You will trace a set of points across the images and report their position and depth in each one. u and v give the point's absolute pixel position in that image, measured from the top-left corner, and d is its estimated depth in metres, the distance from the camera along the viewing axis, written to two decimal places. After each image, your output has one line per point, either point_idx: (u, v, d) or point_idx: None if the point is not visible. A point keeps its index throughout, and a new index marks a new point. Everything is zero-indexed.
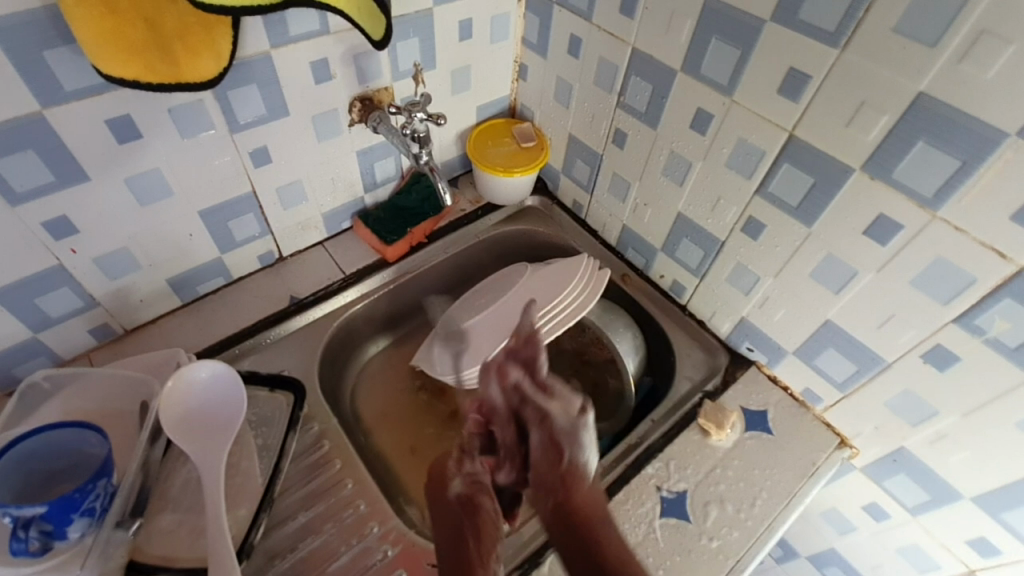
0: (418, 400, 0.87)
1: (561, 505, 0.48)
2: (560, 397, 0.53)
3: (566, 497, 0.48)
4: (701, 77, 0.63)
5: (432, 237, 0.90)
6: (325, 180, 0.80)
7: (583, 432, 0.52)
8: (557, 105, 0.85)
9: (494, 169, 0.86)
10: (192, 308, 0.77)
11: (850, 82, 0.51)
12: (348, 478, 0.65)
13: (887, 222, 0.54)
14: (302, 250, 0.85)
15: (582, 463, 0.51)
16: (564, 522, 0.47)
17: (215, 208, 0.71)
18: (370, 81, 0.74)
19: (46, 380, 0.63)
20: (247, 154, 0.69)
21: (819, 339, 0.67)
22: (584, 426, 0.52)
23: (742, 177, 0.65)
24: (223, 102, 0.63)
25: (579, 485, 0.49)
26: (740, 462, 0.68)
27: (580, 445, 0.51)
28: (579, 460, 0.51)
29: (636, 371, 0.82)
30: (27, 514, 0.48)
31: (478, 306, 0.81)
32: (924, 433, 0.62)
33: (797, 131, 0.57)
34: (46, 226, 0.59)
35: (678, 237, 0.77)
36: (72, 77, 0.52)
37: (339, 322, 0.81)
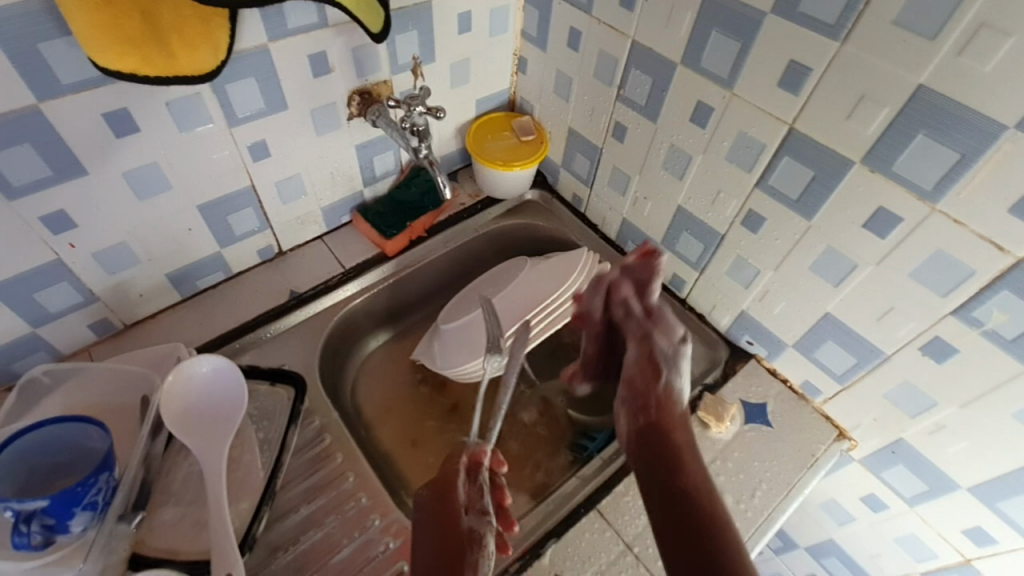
0: (419, 393, 0.87)
1: (651, 424, 0.53)
2: (665, 325, 0.60)
3: (657, 418, 0.53)
4: (702, 70, 0.63)
5: (432, 231, 0.89)
6: (324, 174, 0.79)
7: (681, 359, 0.58)
8: (557, 98, 0.85)
9: (494, 162, 0.86)
10: (192, 303, 0.77)
11: (851, 75, 0.51)
12: (350, 471, 0.66)
13: (887, 215, 0.55)
14: (302, 245, 0.85)
15: (675, 385, 0.56)
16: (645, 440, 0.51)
17: (214, 202, 0.71)
18: (368, 74, 0.73)
19: (46, 375, 0.63)
20: (246, 148, 0.69)
21: (818, 332, 0.67)
22: (683, 354, 0.58)
23: (742, 170, 0.65)
24: (221, 96, 0.63)
25: (671, 410, 0.53)
26: (740, 454, 0.69)
27: (677, 366, 0.57)
28: (674, 384, 0.56)
29: None
30: (29, 508, 0.48)
31: (477, 300, 0.81)
32: (923, 424, 0.63)
33: (798, 124, 0.57)
34: (45, 220, 0.59)
35: (678, 231, 0.77)
36: (68, 71, 0.52)
37: (339, 317, 0.81)
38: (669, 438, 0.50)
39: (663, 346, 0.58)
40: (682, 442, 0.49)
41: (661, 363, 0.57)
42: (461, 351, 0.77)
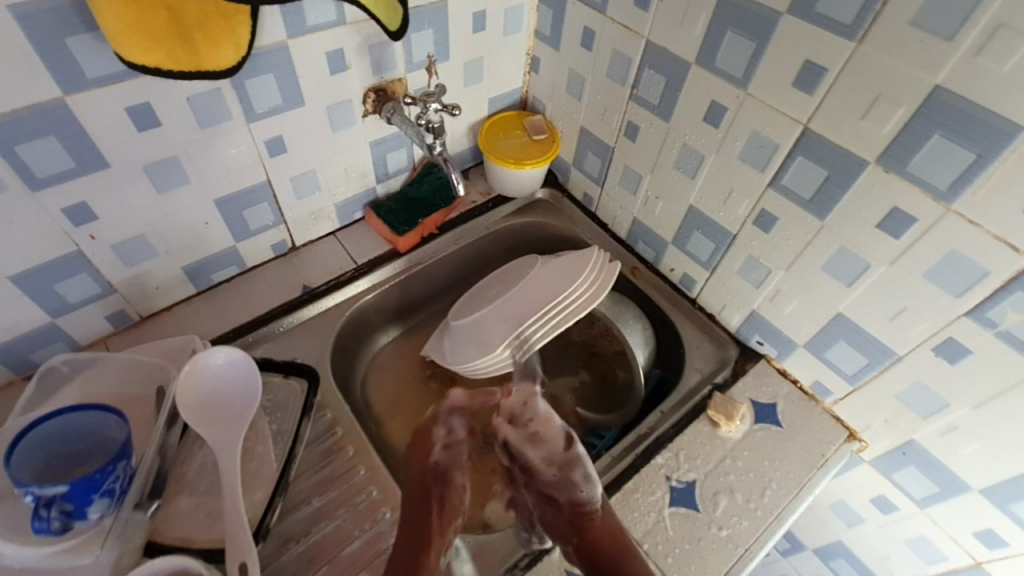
0: (429, 388, 0.88)
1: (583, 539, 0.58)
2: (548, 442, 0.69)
3: (586, 535, 0.59)
4: (717, 70, 0.63)
5: (443, 228, 0.90)
6: (338, 171, 0.80)
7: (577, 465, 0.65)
8: (569, 97, 0.85)
9: (505, 161, 0.87)
10: (207, 296, 0.78)
11: (867, 74, 0.51)
12: (360, 464, 0.66)
13: (901, 215, 0.55)
14: (315, 240, 0.86)
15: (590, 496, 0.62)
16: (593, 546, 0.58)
17: (230, 197, 0.71)
18: (384, 72, 0.74)
19: (65, 364, 0.63)
20: (263, 143, 0.70)
21: (830, 332, 0.67)
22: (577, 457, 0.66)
23: (756, 170, 0.65)
24: (241, 92, 0.64)
25: (591, 523, 0.60)
26: (750, 453, 0.69)
27: (576, 483, 0.64)
28: (580, 500, 0.62)
29: (645, 363, 0.83)
30: (50, 493, 0.49)
31: (489, 297, 0.82)
32: (934, 425, 0.63)
33: (812, 124, 0.57)
34: (67, 211, 0.60)
35: (689, 230, 0.78)
36: (93, 64, 0.53)
37: (351, 312, 0.82)
38: (595, 544, 0.58)
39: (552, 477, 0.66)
40: (599, 540, 0.58)
41: (562, 486, 0.65)
42: (472, 346, 0.77)
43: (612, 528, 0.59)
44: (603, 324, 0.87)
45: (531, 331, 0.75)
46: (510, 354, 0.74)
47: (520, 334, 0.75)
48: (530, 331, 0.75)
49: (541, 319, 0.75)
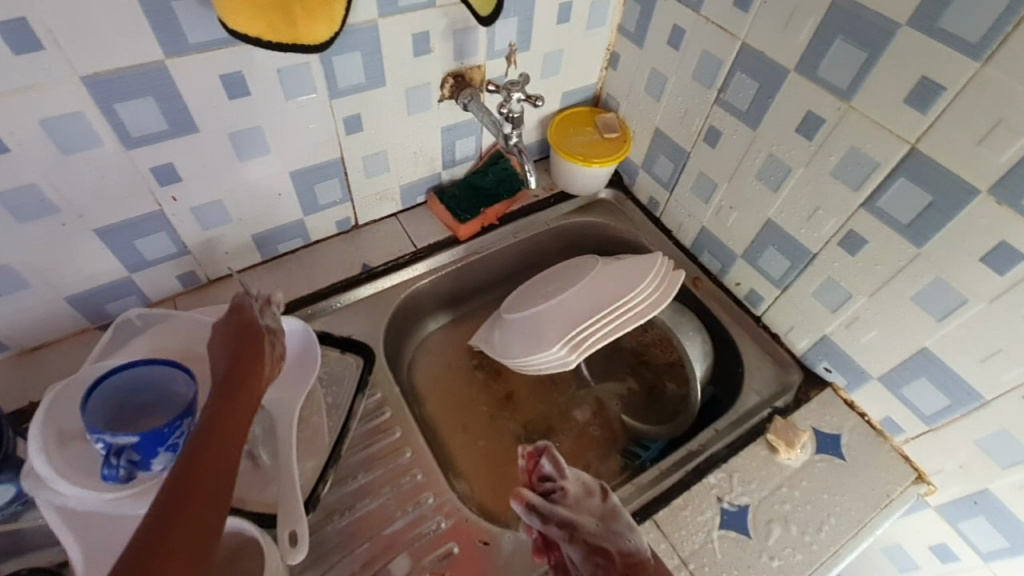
0: (475, 377, 0.88)
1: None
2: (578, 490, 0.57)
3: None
4: (817, 80, 0.60)
5: (504, 220, 0.89)
6: (408, 153, 0.80)
7: (620, 518, 0.54)
8: (647, 97, 0.83)
9: (574, 157, 0.85)
10: (272, 265, 0.79)
11: (991, 97, 0.48)
12: (407, 447, 0.67)
13: (1011, 251, 0.51)
14: (378, 220, 0.86)
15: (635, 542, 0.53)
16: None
17: (304, 170, 0.72)
18: (465, 57, 0.73)
19: (139, 318, 0.67)
20: (341, 119, 0.70)
21: (909, 367, 0.63)
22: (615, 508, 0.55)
23: (848, 188, 0.61)
24: (327, 67, 0.64)
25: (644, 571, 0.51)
26: (807, 484, 0.66)
27: (620, 532, 0.53)
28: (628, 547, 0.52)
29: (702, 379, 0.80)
30: (121, 443, 0.50)
31: (544, 294, 0.80)
32: (1015, 477, 0.58)
33: (921, 145, 0.54)
34: (154, 171, 0.62)
35: (763, 244, 0.74)
36: (195, 30, 0.54)
37: (406, 295, 0.82)
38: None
39: (594, 526, 0.54)
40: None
41: (609, 537, 0.53)
42: (526, 342, 0.76)
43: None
44: (659, 332, 0.86)
45: (588, 333, 0.73)
46: (566, 354, 0.72)
47: (577, 335, 0.73)
48: (587, 333, 0.73)
49: (600, 322, 0.74)
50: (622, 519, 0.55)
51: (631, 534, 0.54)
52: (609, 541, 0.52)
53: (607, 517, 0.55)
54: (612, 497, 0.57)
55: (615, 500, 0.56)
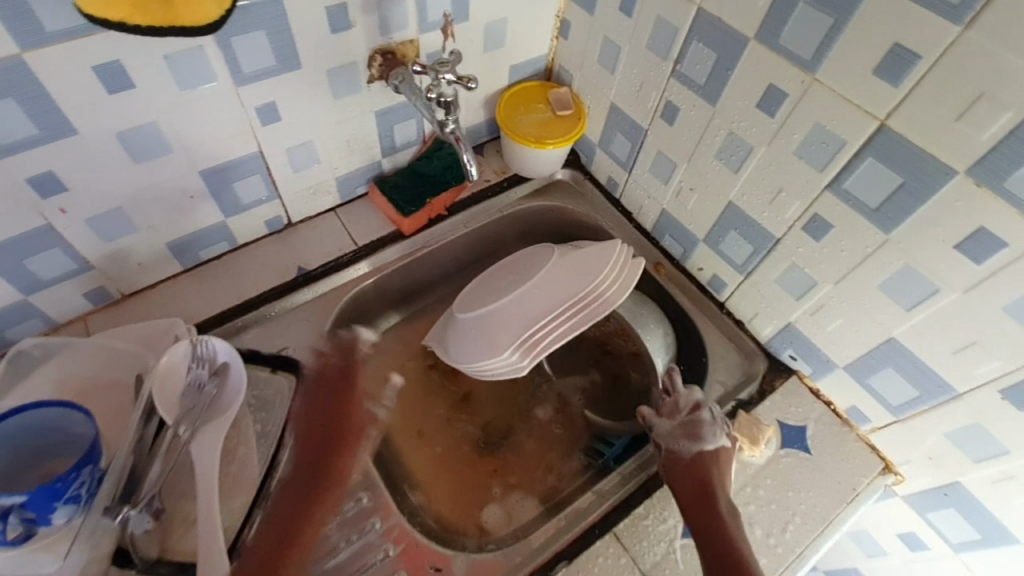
0: (431, 378, 0.83)
1: (688, 471, 0.59)
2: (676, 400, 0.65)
3: (693, 472, 0.59)
4: (780, 49, 0.53)
5: (453, 209, 0.83)
6: (340, 142, 0.72)
7: (700, 424, 0.62)
8: (601, 70, 0.76)
9: (524, 139, 0.79)
10: (196, 274, 0.72)
11: (971, 67, 0.42)
12: (351, 468, 0.62)
13: (987, 238, 0.46)
14: (314, 216, 0.79)
15: (703, 447, 0.61)
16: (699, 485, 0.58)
17: (218, 168, 0.64)
18: (393, 32, 0.65)
19: (36, 346, 0.58)
20: (254, 109, 0.62)
21: (876, 357, 0.60)
22: (702, 420, 0.62)
23: (812, 169, 0.56)
24: (227, 50, 0.55)
25: (701, 465, 0.60)
26: (773, 482, 0.63)
27: (696, 436, 0.62)
28: (695, 450, 0.61)
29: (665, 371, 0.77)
30: (6, 503, 0.44)
31: (498, 289, 0.75)
32: (988, 471, 0.56)
33: (891, 121, 0.48)
34: (33, 181, 0.53)
35: (725, 228, 0.69)
36: (50, 14, 0.45)
37: (348, 298, 0.75)
38: (691, 485, 0.58)
39: (671, 428, 0.63)
40: (698, 480, 0.59)
41: (676, 437, 0.62)
42: (477, 344, 0.71)
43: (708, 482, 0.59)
44: (619, 322, 0.81)
45: (542, 333, 0.69)
46: (518, 359, 0.68)
47: (530, 338, 0.69)
48: (541, 334, 0.69)
49: (556, 320, 0.69)
50: (699, 428, 0.62)
51: (693, 443, 0.61)
52: (674, 442, 0.62)
53: (684, 427, 0.62)
54: (702, 412, 0.63)
55: (706, 413, 0.63)
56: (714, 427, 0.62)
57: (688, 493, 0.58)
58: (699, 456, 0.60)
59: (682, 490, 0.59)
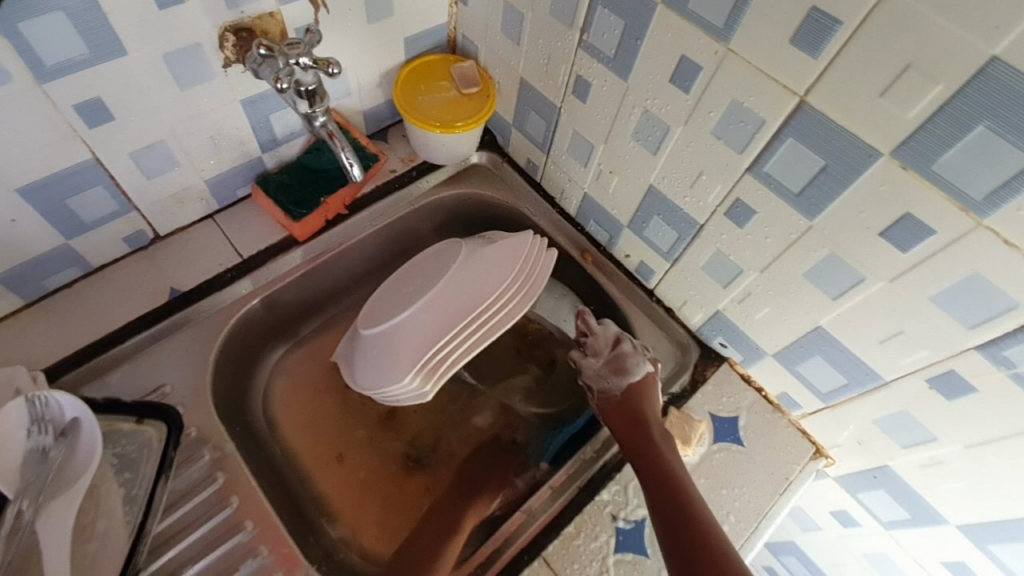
0: (348, 396, 0.75)
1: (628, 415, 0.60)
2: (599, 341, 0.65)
3: (632, 414, 0.60)
4: (690, 15, 0.46)
5: (354, 206, 0.73)
6: (202, 140, 0.61)
7: (623, 359, 0.63)
8: (505, 39, 0.67)
9: (427, 123, 0.70)
10: (41, 307, 0.61)
11: (894, 34, 0.36)
12: (249, 520, 0.55)
13: (913, 225, 0.42)
14: (186, 226, 0.68)
15: (634, 380, 0.62)
16: (639, 426, 0.58)
17: (39, 184, 0.53)
18: (244, 4, 0.53)
19: None
20: (71, 109, 0.50)
21: (805, 346, 0.57)
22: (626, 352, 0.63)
23: (732, 151, 0.51)
24: (10, 37, 0.43)
25: (639, 403, 0.60)
26: (706, 481, 0.60)
27: (625, 370, 0.62)
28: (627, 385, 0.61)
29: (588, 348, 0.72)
30: None
31: (404, 298, 0.67)
32: (916, 456, 0.54)
33: (810, 98, 0.43)
34: None
35: (648, 214, 0.64)
36: None
37: (236, 319, 0.66)
38: (637, 424, 0.59)
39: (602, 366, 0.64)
40: (638, 419, 0.59)
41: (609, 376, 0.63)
42: (379, 366, 0.65)
43: (641, 415, 0.59)
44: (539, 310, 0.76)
45: (446, 352, 0.62)
46: (421, 385, 0.61)
47: (433, 359, 0.62)
48: (445, 353, 0.62)
49: (461, 335, 0.63)
50: (623, 362, 0.63)
51: (619, 378, 0.62)
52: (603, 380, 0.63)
53: (610, 364, 0.63)
54: (623, 347, 0.64)
55: (626, 347, 0.64)
56: (637, 357, 0.63)
57: (627, 434, 0.59)
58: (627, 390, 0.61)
59: (618, 430, 0.59)
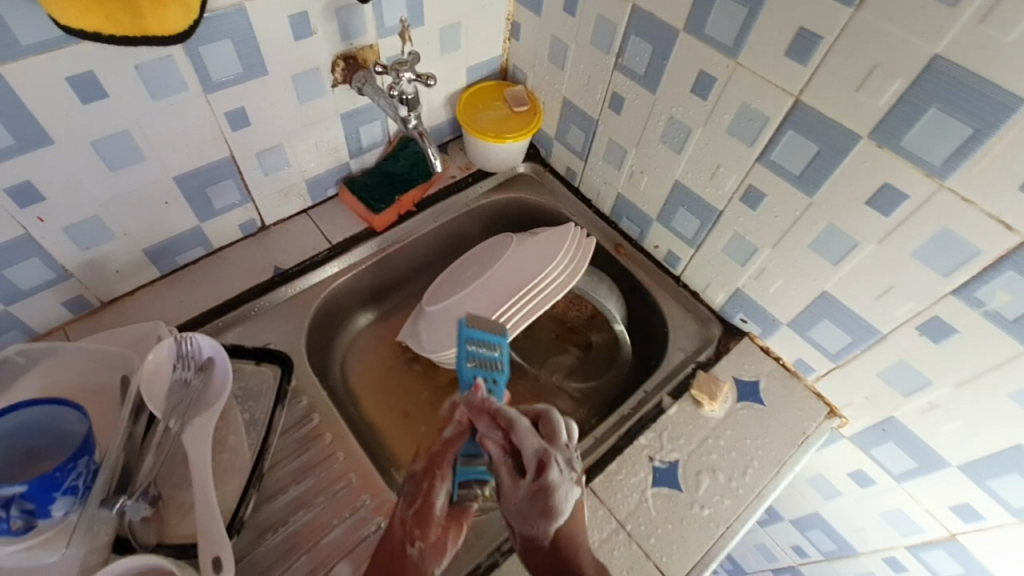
0: (412, 370, 0.86)
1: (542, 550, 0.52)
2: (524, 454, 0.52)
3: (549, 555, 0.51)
4: (706, 38, 0.60)
5: (421, 205, 0.87)
6: (308, 145, 0.75)
7: (549, 497, 0.50)
8: (552, 66, 0.81)
9: (484, 134, 0.83)
10: (173, 279, 0.74)
11: (863, 43, 0.48)
12: (339, 451, 0.65)
13: (891, 192, 0.53)
14: (286, 218, 0.82)
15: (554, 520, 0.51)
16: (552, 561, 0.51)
17: (190, 174, 0.67)
18: (354, 38, 0.69)
19: (20, 354, 0.60)
20: (223, 115, 0.65)
21: (814, 311, 0.66)
22: (549, 484, 0.51)
23: (744, 145, 0.62)
24: (195, 59, 0.58)
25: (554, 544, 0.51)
26: (732, 432, 0.69)
27: (547, 512, 0.51)
28: (545, 527, 0.51)
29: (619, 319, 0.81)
30: (7, 493, 0.46)
31: (465, 279, 0.79)
32: (916, 403, 0.62)
33: (804, 97, 0.55)
34: (10, 192, 0.55)
35: (675, 206, 0.75)
36: (28, 29, 0.48)
37: (325, 294, 0.79)
38: (549, 569, 0.51)
39: (522, 497, 0.51)
40: (554, 565, 0.50)
41: (529, 511, 0.51)
42: (447, 332, 0.76)
43: (564, 554, 0.51)
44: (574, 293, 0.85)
45: (507, 316, 0.74)
46: None
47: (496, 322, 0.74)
48: (506, 317, 0.74)
49: (517, 305, 0.74)
50: (548, 502, 0.51)
51: (547, 521, 0.51)
52: (523, 516, 0.52)
53: (534, 497, 0.51)
54: (549, 476, 0.50)
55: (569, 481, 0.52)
56: (564, 488, 0.51)
57: (548, 570, 0.51)
58: (557, 531, 0.51)
59: (544, 574, 0.51)
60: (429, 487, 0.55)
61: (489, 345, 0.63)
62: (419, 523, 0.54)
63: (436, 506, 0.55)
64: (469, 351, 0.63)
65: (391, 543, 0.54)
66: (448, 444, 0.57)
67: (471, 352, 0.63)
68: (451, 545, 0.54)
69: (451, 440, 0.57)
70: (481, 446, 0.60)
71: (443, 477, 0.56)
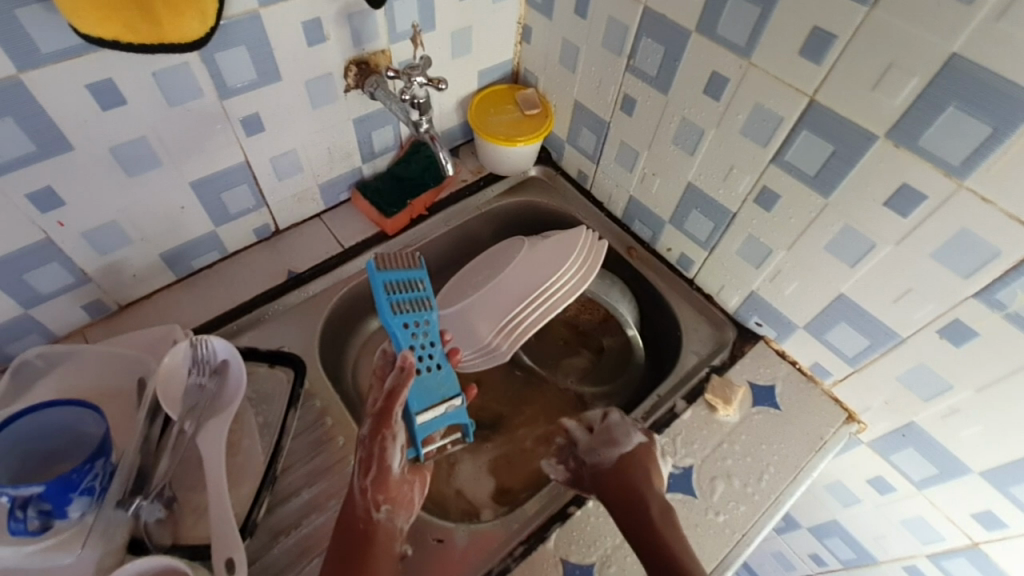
0: None
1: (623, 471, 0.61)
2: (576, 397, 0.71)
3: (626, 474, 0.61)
4: (719, 39, 0.59)
5: (433, 209, 0.87)
6: (321, 150, 0.76)
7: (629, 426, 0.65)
8: (563, 69, 0.81)
9: (495, 137, 0.83)
10: (189, 283, 0.75)
11: (880, 42, 0.48)
12: (351, 455, 0.65)
13: (910, 193, 0.52)
14: (300, 222, 0.82)
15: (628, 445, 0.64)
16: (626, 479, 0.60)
17: (206, 179, 0.68)
18: (366, 43, 0.69)
19: (40, 357, 0.61)
20: (238, 121, 0.66)
21: (830, 314, 0.65)
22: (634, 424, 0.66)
23: (757, 145, 0.62)
24: (211, 66, 0.59)
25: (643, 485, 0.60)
26: (747, 437, 0.68)
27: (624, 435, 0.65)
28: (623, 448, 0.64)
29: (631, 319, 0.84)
30: (25, 494, 0.47)
31: (477, 283, 0.79)
32: (936, 408, 0.61)
33: (819, 96, 0.54)
34: (30, 197, 0.56)
35: (687, 209, 0.75)
36: (48, 38, 0.49)
37: (338, 298, 0.79)
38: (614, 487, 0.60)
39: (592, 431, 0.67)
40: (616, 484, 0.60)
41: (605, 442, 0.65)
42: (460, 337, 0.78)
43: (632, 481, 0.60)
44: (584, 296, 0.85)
45: (519, 319, 0.76)
46: (499, 344, 0.76)
47: (509, 324, 0.76)
48: (518, 319, 0.76)
49: (531, 306, 0.76)
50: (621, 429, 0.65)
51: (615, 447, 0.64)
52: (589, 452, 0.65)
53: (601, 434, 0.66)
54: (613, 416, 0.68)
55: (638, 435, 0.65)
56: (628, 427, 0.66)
57: (611, 492, 0.60)
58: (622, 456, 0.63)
59: (613, 503, 0.59)
60: (383, 449, 0.59)
61: (413, 282, 0.69)
62: (380, 487, 0.58)
63: (392, 466, 0.59)
64: (392, 291, 0.67)
65: (356, 513, 0.57)
66: (391, 398, 0.61)
67: (396, 292, 0.67)
68: (417, 496, 0.61)
69: (395, 391, 0.61)
70: (431, 388, 0.67)
71: (393, 436, 0.59)
